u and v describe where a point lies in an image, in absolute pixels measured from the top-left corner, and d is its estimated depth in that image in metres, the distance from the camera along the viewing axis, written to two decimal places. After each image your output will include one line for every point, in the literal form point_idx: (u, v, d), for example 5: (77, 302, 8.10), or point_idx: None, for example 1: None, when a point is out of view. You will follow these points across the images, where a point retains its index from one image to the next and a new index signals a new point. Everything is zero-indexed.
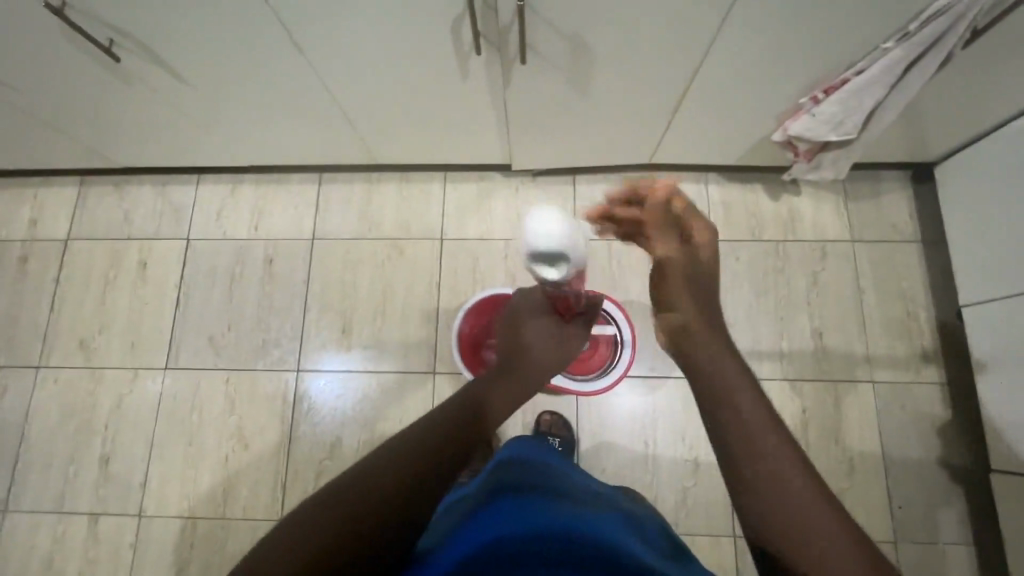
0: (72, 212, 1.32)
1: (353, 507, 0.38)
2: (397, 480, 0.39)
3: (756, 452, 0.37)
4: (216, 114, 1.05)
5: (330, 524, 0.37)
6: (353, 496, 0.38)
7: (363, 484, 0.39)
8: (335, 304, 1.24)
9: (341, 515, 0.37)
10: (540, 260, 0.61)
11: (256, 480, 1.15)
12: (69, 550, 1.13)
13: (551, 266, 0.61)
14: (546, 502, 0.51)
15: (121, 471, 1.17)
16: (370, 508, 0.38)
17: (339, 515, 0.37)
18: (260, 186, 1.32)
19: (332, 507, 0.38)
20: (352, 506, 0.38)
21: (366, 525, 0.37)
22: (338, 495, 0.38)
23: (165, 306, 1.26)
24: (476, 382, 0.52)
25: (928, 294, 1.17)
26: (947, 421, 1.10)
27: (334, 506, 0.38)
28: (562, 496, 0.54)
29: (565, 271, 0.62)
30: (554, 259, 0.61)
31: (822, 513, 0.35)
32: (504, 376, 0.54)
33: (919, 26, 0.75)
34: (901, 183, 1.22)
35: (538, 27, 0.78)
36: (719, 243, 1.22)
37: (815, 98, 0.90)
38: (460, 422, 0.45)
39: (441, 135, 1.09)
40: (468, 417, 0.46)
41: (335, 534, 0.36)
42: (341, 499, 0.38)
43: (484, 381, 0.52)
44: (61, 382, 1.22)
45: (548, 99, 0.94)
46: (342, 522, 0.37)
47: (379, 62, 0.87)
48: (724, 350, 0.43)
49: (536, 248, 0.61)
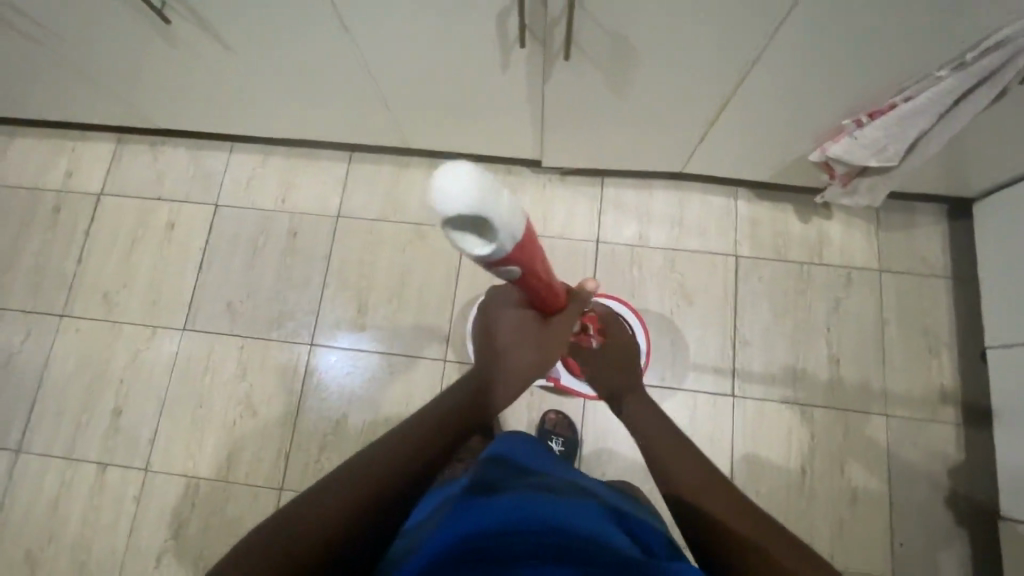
0: (106, 167, 1.35)
1: (356, 495, 0.40)
2: (390, 477, 0.42)
3: (699, 477, 0.49)
4: (254, 84, 1.06)
5: (320, 520, 0.38)
6: (338, 487, 0.40)
7: (363, 471, 0.42)
8: (353, 283, 1.25)
9: (329, 514, 0.38)
10: (454, 228, 0.36)
11: (261, 446, 1.17)
12: (74, 495, 1.16)
13: (474, 237, 0.37)
14: (534, 493, 0.50)
15: (131, 425, 1.19)
16: (361, 501, 0.40)
17: (342, 503, 0.39)
18: (291, 159, 1.33)
19: (320, 502, 0.39)
20: (343, 499, 0.40)
21: (355, 516, 0.40)
22: (345, 482, 0.41)
23: (188, 267, 1.28)
24: (451, 390, 0.52)
25: (953, 333, 1.14)
26: (960, 463, 1.08)
27: (335, 495, 0.40)
28: (548, 488, 0.53)
29: (497, 244, 0.38)
30: (476, 228, 0.36)
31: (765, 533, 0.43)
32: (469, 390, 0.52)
33: (976, 57, 0.72)
34: (937, 217, 1.19)
35: (584, 27, 0.77)
36: (743, 260, 1.20)
37: (859, 121, 0.88)
38: (454, 418, 0.49)
39: (475, 125, 1.09)
40: (461, 413, 0.50)
41: (325, 528, 0.38)
42: (329, 490, 0.40)
43: (460, 389, 0.52)
44: (82, 332, 1.25)
45: (584, 101, 0.95)
46: (346, 509, 0.39)
47: (420, 48, 0.88)
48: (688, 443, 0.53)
49: (444, 219, 0.35)
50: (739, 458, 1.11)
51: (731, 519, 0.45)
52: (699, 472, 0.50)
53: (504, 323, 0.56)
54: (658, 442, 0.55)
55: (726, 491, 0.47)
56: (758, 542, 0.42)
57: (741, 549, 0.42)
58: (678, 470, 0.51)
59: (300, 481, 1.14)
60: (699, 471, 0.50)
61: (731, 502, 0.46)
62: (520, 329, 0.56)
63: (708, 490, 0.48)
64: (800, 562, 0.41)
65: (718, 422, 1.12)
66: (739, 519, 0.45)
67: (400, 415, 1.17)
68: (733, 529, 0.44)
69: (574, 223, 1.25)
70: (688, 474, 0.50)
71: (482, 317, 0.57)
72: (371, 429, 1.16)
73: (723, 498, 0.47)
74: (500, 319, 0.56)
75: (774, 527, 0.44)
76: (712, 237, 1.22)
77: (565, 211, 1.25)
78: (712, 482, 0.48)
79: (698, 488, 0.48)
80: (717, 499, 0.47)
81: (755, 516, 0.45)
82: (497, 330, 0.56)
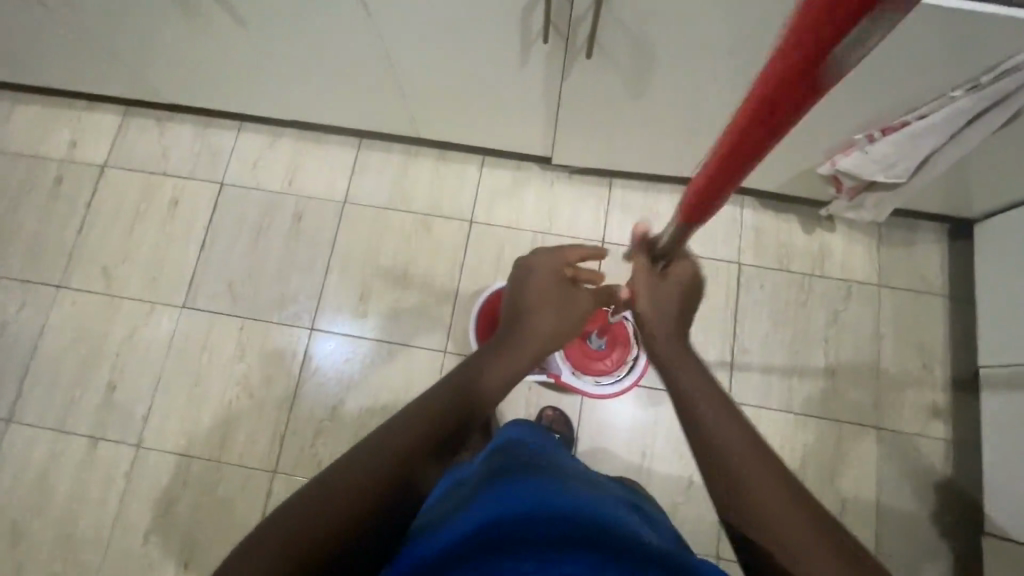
0: (111, 140, 1.34)
1: (354, 497, 0.41)
2: (385, 478, 0.43)
3: (741, 454, 0.44)
4: (269, 64, 1.05)
5: (318, 518, 0.40)
6: (337, 492, 0.41)
7: (358, 472, 0.43)
8: (356, 270, 1.25)
9: (327, 514, 0.40)
10: None
11: (256, 428, 1.16)
12: (64, 468, 1.15)
13: None
14: (548, 485, 0.53)
15: (125, 401, 1.18)
16: (359, 502, 0.41)
17: (341, 504, 0.41)
18: (299, 142, 1.32)
19: (321, 505, 0.41)
20: (341, 503, 0.41)
21: (355, 515, 0.41)
22: (344, 484, 0.42)
23: (190, 245, 1.27)
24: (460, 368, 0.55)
25: (946, 351, 1.16)
26: (946, 478, 1.10)
27: (335, 497, 0.41)
28: (560, 479, 0.55)
29: None
30: None
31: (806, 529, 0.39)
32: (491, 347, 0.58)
33: (991, 80, 0.73)
34: (938, 236, 1.21)
35: (607, 26, 0.77)
36: (745, 268, 1.22)
37: (870, 136, 0.89)
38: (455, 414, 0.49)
39: (489, 118, 1.09)
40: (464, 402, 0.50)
41: (325, 529, 0.40)
42: (329, 492, 0.41)
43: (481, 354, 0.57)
44: (79, 304, 1.24)
45: (600, 101, 0.95)
46: (345, 513, 0.41)
47: (440, 39, 0.88)
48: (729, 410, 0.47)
49: None
50: None
51: (779, 517, 0.40)
52: (749, 455, 0.44)
53: (532, 289, 0.63)
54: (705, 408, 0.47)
55: (773, 479, 0.42)
56: (805, 550, 0.38)
57: (774, 541, 0.39)
58: (723, 447, 0.45)
59: (294, 464, 1.14)
60: (748, 453, 0.44)
61: (780, 493, 0.41)
62: (545, 295, 0.63)
63: (755, 477, 0.42)
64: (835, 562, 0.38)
65: None
66: (787, 521, 0.40)
67: (398, 404, 1.17)
68: (769, 524, 0.40)
69: (581, 222, 1.25)
70: (732, 443, 0.45)
71: (516, 280, 0.65)
72: (368, 416, 1.16)
73: (771, 487, 0.42)
74: (529, 285, 0.64)
75: (823, 525, 0.40)
76: (717, 244, 1.23)
77: (572, 209, 1.26)
78: (755, 455, 0.44)
79: (745, 474, 0.43)
80: (766, 490, 0.41)
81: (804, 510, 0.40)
82: (529, 287, 0.63)
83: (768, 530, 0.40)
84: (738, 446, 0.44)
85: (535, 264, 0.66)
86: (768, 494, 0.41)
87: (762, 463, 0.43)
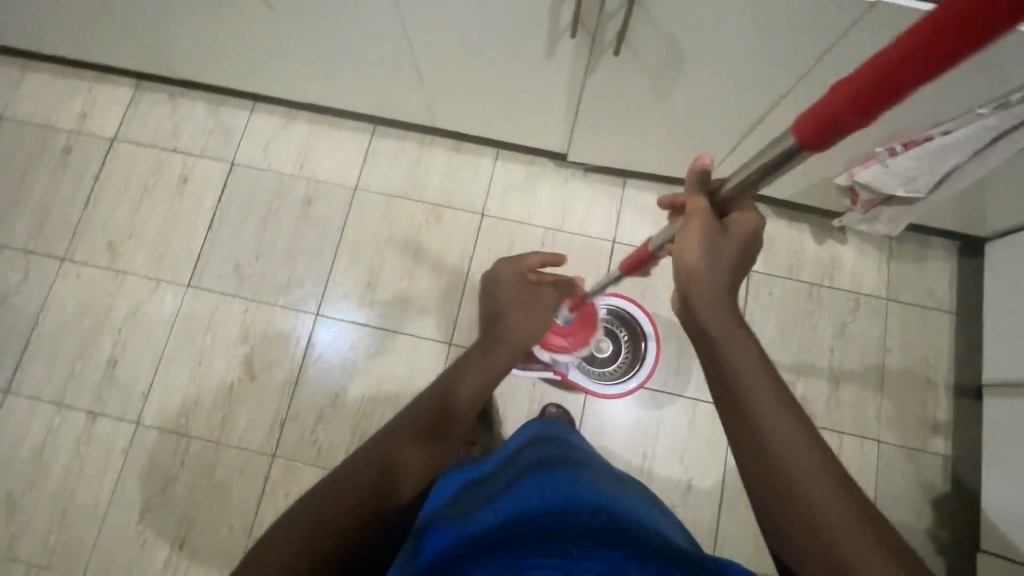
0: (122, 112, 1.32)
1: (352, 500, 0.47)
2: (377, 478, 0.49)
3: (785, 442, 0.42)
4: (290, 46, 1.04)
5: (321, 523, 0.44)
6: (335, 498, 0.46)
7: (354, 477, 0.48)
8: (364, 257, 1.24)
9: (330, 517, 0.45)
10: None
11: (257, 411, 1.16)
12: (61, 442, 1.14)
13: None
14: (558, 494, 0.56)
15: (126, 377, 1.18)
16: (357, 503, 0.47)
17: (342, 507, 0.46)
18: (312, 125, 1.31)
19: (325, 511, 0.45)
20: (342, 508, 0.46)
21: (356, 516, 0.46)
22: (342, 489, 0.47)
23: (198, 224, 1.26)
24: (443, 378, 0.64)
25: (951, 368, 1.16)
26: (944, 494, 1.10)
27: (338, 502, 0.46)
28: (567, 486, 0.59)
29: None
30: None
31: (852, 519, 0.39)
32: (479, 347, 0.70)
33: (1020, 98, 0.73)
34: (948, 253, 1.21)
35: (638, 25, 0.77)
36: (755, 275, 1.21)
37: (892, 150, 0.89)
38: (429, 418, 0.58)
39: (508, 112, 1.09)
40: (437, 409, 0.59)
41: (329, 530, 0.44)
42: (331, 499, 0.46)
43: (463, 360, 0.67)
44: (83, 278, 1.23)
45: (622, 100, 0.95)
46: (348, 515, 0.46)
47: (466, 30, 0.87)
48: (772, 384, 0.45)
49: None
50: (732, 470, 1.12)
51: (832, 517, 0.40)
52: (801, 450, 0.42)
53: (506, 290, 0.77)
54: (758, 398, 0.44)
55: (825, 476, 0.41)
56: (860, 554, 0.38)
57: (817, 532, 0.40)
58: (770, 434, 0.43)
59: (294, 449, 1.14)
60: (801, 449, 0.42)
61: (833, 492, 0.41)
62: (516, 294, 0.77)
63: (807, 476, 0.41)
64: (882, 550, 0.38)
65: (715, 432, 1.14)
66: (839, 523, 0.39)
67: (400, 394, 1.16)
68: (810, 513, 0.40)
69: (593, 220, 1.24)
70: (776, 427, 0.43)
71: (488, 292, 0.80)
72: (370, 404, 1.16)
73: (823, 487, 0.41)
74: (501, 288, 0.78)
75: (874, 524, 0.39)
76: None
77: (584, 207, 1.25)
78: (800, 438, 0.43)
79: (797, 474, 0.41)
80: (815, 489, 0.41)
81: (855, 510, 0.40)
82: (497, 295, 0.77)
83: (811, 522, 0.40)
84: (782, 430, 0.43)
85: (501, 271, 0.80)
86: (812, 483, 0.41)
87: (805, 445, 0.42)
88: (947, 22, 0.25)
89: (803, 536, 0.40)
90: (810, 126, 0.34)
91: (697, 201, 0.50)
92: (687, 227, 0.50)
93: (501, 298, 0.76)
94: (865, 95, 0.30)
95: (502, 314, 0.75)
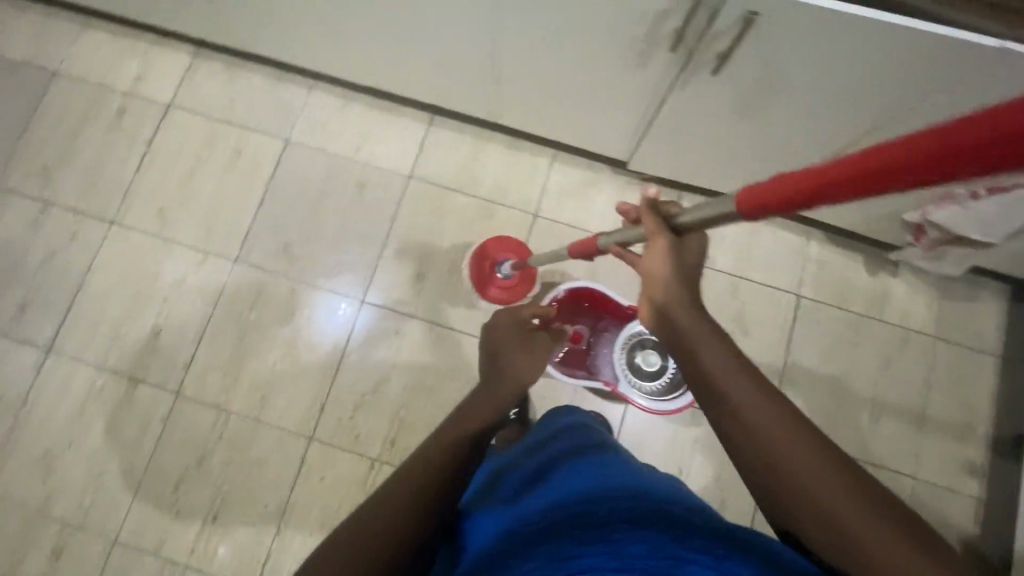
0: (179, 78, 1.31)
1: (389, 520, 0.47)
2: (412, 499, 0.49)
3: (778, 436, 0.45)
4: (367, 34, 1.04)
5: (360, 550, 0.46)
6: (371, 522, 0.47)
7: (386, 500, 0.49)
8: (414, 247, 1.23)
9: (372, 540, 0.46)
10: None
11: (297, 393, 1.16)
12: (101, 404, 1.15)
13: None
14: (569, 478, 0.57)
15: (169, 346, 1.18)
16: (391, 525, 0.47)
17: (378, 530, 0.47)
18: (371, 109, 1.30)
19: (366, 539, 0.46)
20: (380, 528, 0.47)
21: (393, 537, 0.47)
22: (378, 511, 0.48)
23: (250, 199, 1.25)
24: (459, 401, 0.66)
25: (991, 411, 1.16)
26: (973, 536, 1.11)
27: (377, 525, 0.47)
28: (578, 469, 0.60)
29: None
30: None
31: (859, 504, 0.42)
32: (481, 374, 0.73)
33: None
34: (1000, 297, 1.20)
35: (744, 47, 0.77)
36: (804, 301, 1.21)
37: (974, 193, 0.87)
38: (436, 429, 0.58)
39: (578, 117, 1.07)
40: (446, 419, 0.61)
41: (373, 553, 0.46)
42: (368, 522, 0.48)
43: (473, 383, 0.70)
44: (130, 243, 1.22)
45: (701, 118, 0.94)
46: (387, 535, 0.47)
47: (559, 34, 0.87)
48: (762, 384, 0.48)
49: None
50: None
51: (844, 508, 0.42)
52: (797, 443, 0.45)
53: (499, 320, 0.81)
54: (751, 400, 0.47)
55: (826, 464, 0.44)
56: (877, 542, 0.40)
57: (826, 520, 0.42)
58: (767, 433, 0.45)
59: (332, 433, 1.14)
60: (801, 443, 0.44)
61: (836, 481, 0.43)
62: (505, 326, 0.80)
63: (810, 468, 0.43)
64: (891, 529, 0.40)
65: None
66: (851, 512, 0.41)
67: (441, 388, 1.17)
68: (818, 502, 0.42)
69: None
70: (769, 423, 0.45)
71: (483, 339, 0.80)
72: (410, 396, 1.16)
73: (825, 476, 0.43)
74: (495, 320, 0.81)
75: (882, 505, 0.42)
76: (778, 272, 1.22)
77: None
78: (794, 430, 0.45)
79: (802, 469, 0.44)
80: (818, 480, 0.43)
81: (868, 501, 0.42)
82: (493, 335, 0.78)
83: (822, 513, 0.42)
84: (774, 424, 0.45)
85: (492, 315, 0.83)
86: (812, 473, 0.43)
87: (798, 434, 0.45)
88: (945, 148, 0.29)
89: (812, 522, 0.43)
90: (831, 172, 0.37)
91: (653, 220, 0.59)
92: (652, 244, 0.58)
93: (494, 328, 0.80)
94: (892, 165, 0.32)
95: (493, 344, 0.77)
